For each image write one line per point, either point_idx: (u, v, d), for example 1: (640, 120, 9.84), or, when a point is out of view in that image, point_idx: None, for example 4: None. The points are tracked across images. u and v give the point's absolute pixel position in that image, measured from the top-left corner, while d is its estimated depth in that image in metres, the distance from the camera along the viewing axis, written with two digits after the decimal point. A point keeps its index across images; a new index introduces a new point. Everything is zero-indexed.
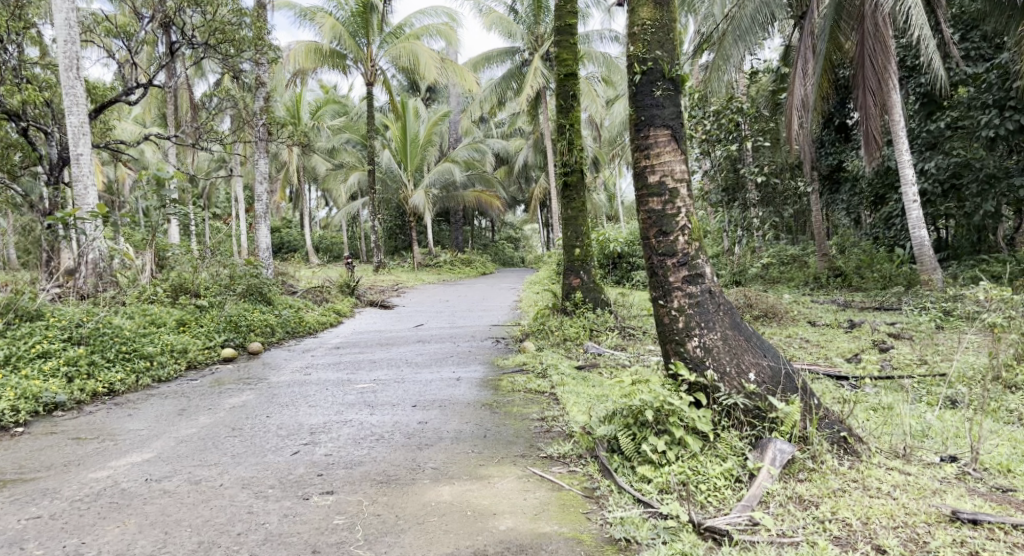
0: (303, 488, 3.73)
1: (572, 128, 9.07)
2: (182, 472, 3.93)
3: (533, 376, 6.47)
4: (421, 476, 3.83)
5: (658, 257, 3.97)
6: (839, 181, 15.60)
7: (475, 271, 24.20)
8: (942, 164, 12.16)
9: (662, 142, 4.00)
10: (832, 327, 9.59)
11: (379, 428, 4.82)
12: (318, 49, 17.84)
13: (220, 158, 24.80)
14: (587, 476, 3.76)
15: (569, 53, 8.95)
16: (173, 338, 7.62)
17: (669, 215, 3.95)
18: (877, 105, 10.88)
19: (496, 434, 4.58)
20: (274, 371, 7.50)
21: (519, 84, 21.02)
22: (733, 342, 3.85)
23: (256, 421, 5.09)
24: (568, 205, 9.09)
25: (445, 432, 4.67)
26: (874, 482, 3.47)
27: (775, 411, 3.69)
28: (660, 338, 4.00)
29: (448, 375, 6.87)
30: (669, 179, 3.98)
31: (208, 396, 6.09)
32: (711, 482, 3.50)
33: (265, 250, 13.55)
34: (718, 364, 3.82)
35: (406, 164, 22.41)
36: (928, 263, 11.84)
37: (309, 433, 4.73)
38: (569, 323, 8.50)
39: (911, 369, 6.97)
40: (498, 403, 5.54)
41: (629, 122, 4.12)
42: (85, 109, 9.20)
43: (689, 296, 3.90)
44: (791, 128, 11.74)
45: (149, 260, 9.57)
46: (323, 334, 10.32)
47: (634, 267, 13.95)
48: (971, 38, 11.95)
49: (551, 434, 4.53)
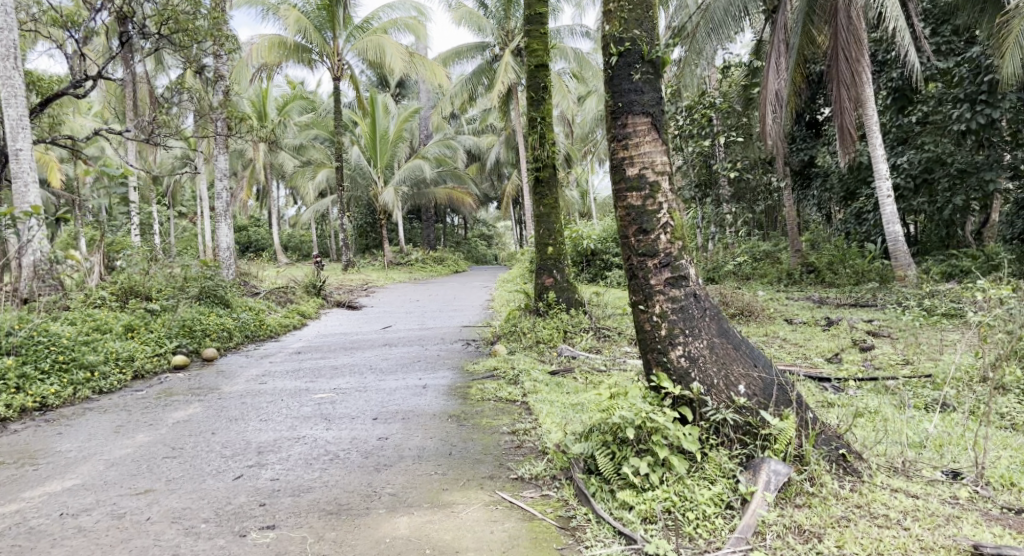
0: (240, 522, 3.32)
1: (544, 121, 8.73)
2: (104, 504, 3.49)
3: (503, 383, 6.09)
4: (376, 505, 3.44)
5: (638, 258, 3.61)
6: (811, 177, 15.42)
7: (447, 269, 23.79)
8: (915, 159, 11.99)
9: (641, 132, 3.64)
10: (810, 326, 9.35)
11: (334, 446, 4.41)
12: (281, 43, 17.20)
13: (183, 156, 24.07)
14: (562, 503, 3.40)
15: (540, 43, 8.59)
16: (119, 346, 7.12)
17: (650, 212, 3.60)
18: (852, 100, 10.56)
19: (462, 451, 4.21)
20: (228, 380, 7.02)
21: (490, 80, 20.64)
22: (721, 351, 3.51)
23: (200, 440, 4.66)
24: (540, 202, 8.74)
25: (407, 450, 4.28)
26: (879, 508, 3.17)
27: (767, 427, 3.37)
28: (640, 347, 3.65)
29: (414, 382, 6.46)
30: (649, 171, 3.62)
31: (151, 410, 5.62)
32: (700, 510, 3.16)
33: (226, 249, 13.01)
34: (704, 375, 3.48)
35: (375, 161, 21.88)
36: (902, 259, 11.72)
37: (257, 453, 4.31)
38: (542, 325, 8.14)
39: (895, 370, 6.72)
40: (466, 414, 5.16)
41: (605, 110, 3.75)
42: (24, 100, 8.59)
43: (672, 300, 3.55)
44: (765, 124, 11.48)
45: (96, 261, 9.08)
46: (285, 337, 9.86)
47: (608, 265, 13.68)
48: (942, 33, 11.68)
49: (522, 451, 4.16)
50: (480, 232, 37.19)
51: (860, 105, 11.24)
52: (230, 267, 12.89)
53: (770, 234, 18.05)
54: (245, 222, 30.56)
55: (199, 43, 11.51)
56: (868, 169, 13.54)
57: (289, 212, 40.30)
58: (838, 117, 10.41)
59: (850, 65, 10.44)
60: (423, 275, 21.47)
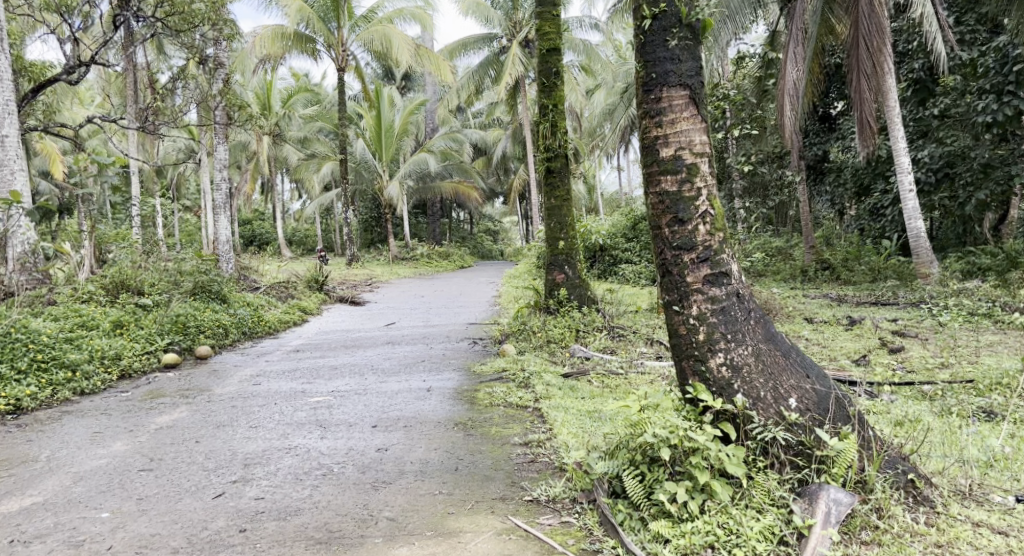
0: (216, 552, 2.94)
1: (556, 109, 8.25)
2: (63, 529, 3.11)
3: (513, 386, 5.65)
4: (372, 533, 3.05)
5: (672, 253, 3.17)
6: (824, 172, 14.89)
7: (453, 264, 23.41)
8: (936, 152, 11.53)
9: (678, 106, 3.20)
10: (831, 325, 8.89)
11: (330, 458, 4.01)
12: (284, 32, 16.71)
13: (187, 148, 23.71)
14: (585, 533, 2.98)
15: (552, 25, 8.15)
16: (105, 343, 6.73)
17: (687, 199, 3.16)
18: (874, 89, 10.02)
19: (471, 466, 3.78)
20: (219, 380, 6.59)
21: (497, 72, 20.18)
22: (768, 359, 3.09)
23: (181, 449, 4.24)
24: (551, 194, 8.30)
25: (409, 464, 3.85)
26: (965, 549, 2.74)
27: (823, 448, 2.95)
28: (674, 354, 3.22)
29: (418, 384, 6.04)
30: (686, 152, 3.18)
31: (133, 413, 5.19)
32: (749, 546, 2.75)
33: (225, 243, 12.63)
34: (749, 387, 3.05)
35: (380, 154, 21.51)
36: (924, 256, 11.18)
37: (243, 466, 3.90)
38: (553, 323, 7.70)
39: (931, 375, 6.23)
40: (474, 421, 4.74)
41: (636, 83, 3.31)
42: (10, 85, 8.15)
43: (712, 300, 3.11)
44: (783, 116, 10.99)
45: (86, 253, 8.77)
46: (284, 334, 9.46)
47: (618, 261, 13.29)
48: (966, 21, 11.18)
49: (537, 467, 3.73)
50: (486, 227, 36.80)
51: (883, 96, 10.77)
52: (230, 261, 12.50)
53: (783, 230, 17.57)
54: (250, 215, 30.24)
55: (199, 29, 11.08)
56: (885, 165, 12.99)
57: (294, 206, 39.93)
58: (859, 109, 9.91)
59: (871, 55, 9.90)
60: (428, 270, 21.10)
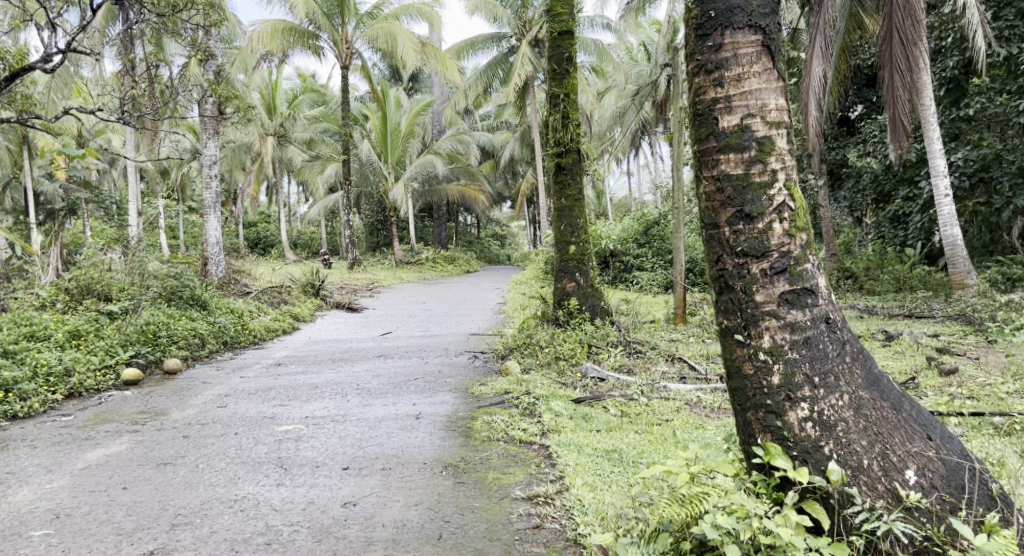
0: None
1: (567, 99, 7.42)
2: None
3: (516, 414, 4.76)
4: None
5: (735, 262, 2.48)
6: (843, 178, 13.88)
7: (458, 269, 22.51)
8: (970, 156, 10.40)
9: (746, 58, 2.49)
10: (867, 340, 7.97)
11: (294, 510, 3.24)
12: (288, 27, 15.82)
13: (188, 148, 23.04)
14: None
15: (564, 6, 7.34)
16: (53, 357, 6.00)
17: (756, 189, 2.47)
18: (907, 87, 8.79)
19: (457, 534, 2.97)
20: (184, 399, 5.80)
21: (506, 73, 19.34)
22: (873, 414, 2.40)
23: (101, 498, 3.41)
24: (562, 192, 7.44)
25: (378, 529, 3.03)
26: None
27: (957, 545, 2.23)
28: (740, 401, 2.51)
29: (407, 408, 5.20)
30: (757, 120, 2.48)
31: (62, 444, 4.37)
32: None
33: (215, 245, 11.82)
34: (847, 451, 2.36)
35: (386, 156, 20.74)
36: (961, 265, 10.14)
37: (173, 524, 3.12)
38: (562, 337, 6.79)
39: (1003, 403, 5.26)
40: (469, 461, 3.89)
41: (687, 31, 2.62)
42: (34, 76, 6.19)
43: (793, 328, 2.43)
44: (807, 116, 9.94)
45: (53, 256, 8.30)
46: (270, 343, 8.62)
47: (630, 267, 12.49)
48: (1004, 17, 9.92)
49: (544, 539, 2.92)
50: (493, 232, 35.88)
51: (917, 95, 9.83)
52: (219, 264, 11.63)
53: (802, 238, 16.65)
54: (254, 216, 29.55)
55: (189, 17, 10.34)
56: (912, 169, 12.01)
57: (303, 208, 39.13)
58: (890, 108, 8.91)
59: (905, 49, 8.71)
60: (432, 274, 20.21)
